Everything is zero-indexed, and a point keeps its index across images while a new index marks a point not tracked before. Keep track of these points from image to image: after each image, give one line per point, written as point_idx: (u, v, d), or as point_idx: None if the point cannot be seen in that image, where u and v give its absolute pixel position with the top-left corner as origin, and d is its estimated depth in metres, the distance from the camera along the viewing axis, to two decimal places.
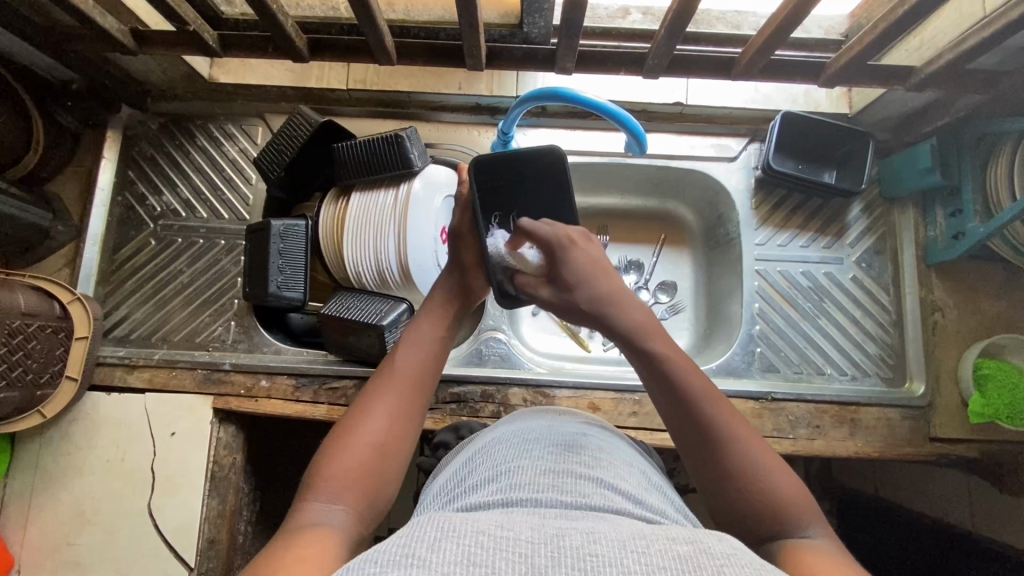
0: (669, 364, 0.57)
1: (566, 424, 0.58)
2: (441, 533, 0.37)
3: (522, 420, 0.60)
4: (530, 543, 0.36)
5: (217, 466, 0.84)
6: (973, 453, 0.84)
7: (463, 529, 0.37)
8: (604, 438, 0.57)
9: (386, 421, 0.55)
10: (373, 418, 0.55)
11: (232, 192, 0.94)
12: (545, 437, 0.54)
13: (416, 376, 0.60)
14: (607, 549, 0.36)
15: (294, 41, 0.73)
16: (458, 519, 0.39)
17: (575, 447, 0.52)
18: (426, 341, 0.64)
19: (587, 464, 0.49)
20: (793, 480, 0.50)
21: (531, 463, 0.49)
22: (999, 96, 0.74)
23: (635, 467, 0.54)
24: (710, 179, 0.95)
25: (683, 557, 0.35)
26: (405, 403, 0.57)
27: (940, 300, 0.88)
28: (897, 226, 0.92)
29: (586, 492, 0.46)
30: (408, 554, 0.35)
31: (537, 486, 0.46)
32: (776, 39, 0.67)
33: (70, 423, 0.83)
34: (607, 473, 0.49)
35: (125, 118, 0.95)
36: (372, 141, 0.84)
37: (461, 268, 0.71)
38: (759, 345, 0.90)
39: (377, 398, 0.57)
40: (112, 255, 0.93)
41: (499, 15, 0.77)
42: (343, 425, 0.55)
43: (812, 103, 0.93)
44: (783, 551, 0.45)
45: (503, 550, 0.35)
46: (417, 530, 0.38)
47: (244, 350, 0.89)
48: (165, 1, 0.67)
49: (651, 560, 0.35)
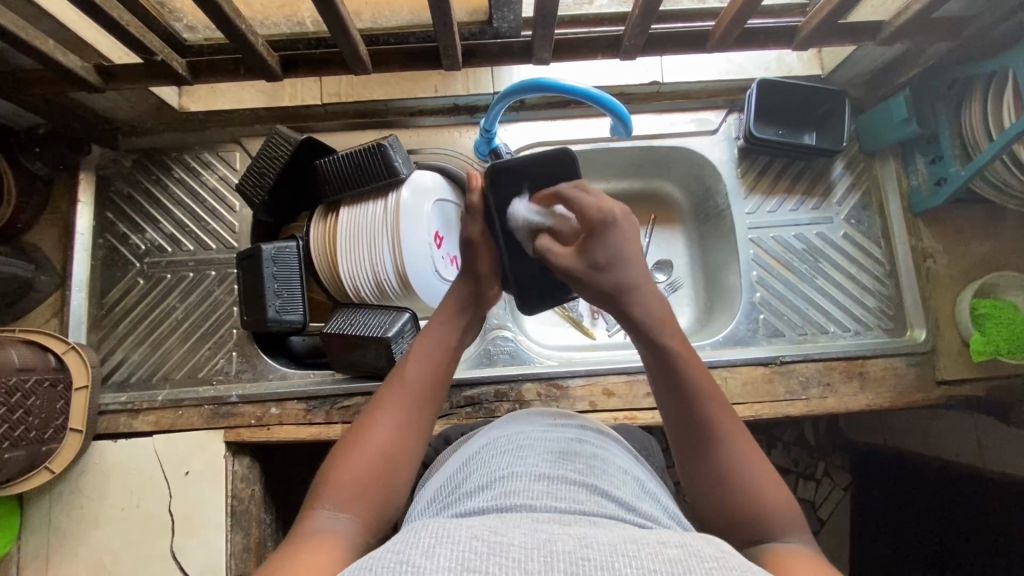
0: (681, 367, 0.57)
1: (560, 429, 0.59)
2: (436, 539, 0.39)
3: (520, 423, 0.61)
4: (523, 548, 0.38)
5: (236, 500, 0.82)
6: (981, 390, 0.86)
7: (459, 535, 0.39)
8: (600, 442, 0.58)
9: (396, 427, 0.56)
10: (382, 426, 0.55)
11: (217, 221, 0.92)
12: (540, 443, 0.55)
13: (425, 386, 0.60)
14: (599, 554, 0.37)
15: (265, 59, 0.72)
16: (453, 526, 0.40)
17: (571, 454, 0.53)
18: (435, 348, 0.63)
19: (581, 472, 0.51)
20: (778, 486, 0.51)
21: (526, 469, 0.50)
22: (964, 41, 0.76)
23: (629, 474, 0.55)
24: (693, 154, 0.96)
25: (674, 560, 0.37)
26: (414, 410, 0.58)
27: (930, 247, 0.90)
28: (880, 179, 0.94)
29: (581, 499, 0.47)
30: (403, 561, 0.36)
31: (532, 492, 0.47)
32: (747, 9, 0.68)
33: (80, 475, 0.81)
34: (602, 479, 0.51)
35: (97, 158, 0.92)
36: (356, 154, 0.83)
37: (476, 278, 0.70)
38: (762, 312, 0.91)
39: (386, 404, 0.57)
40: (101, 299, 0.90)
41: (467, 12, 0.76)
42: (354, 431, 0.56)
43: (785, 68, 0.95)
44: (766, 554, 0.47)
45: (497, 555, 0.37)
46: (412, 536, 0.40)
47: (249, 379, 0.88)
48: (131, 34, 0.66)
49: (643, 563, 0.36)
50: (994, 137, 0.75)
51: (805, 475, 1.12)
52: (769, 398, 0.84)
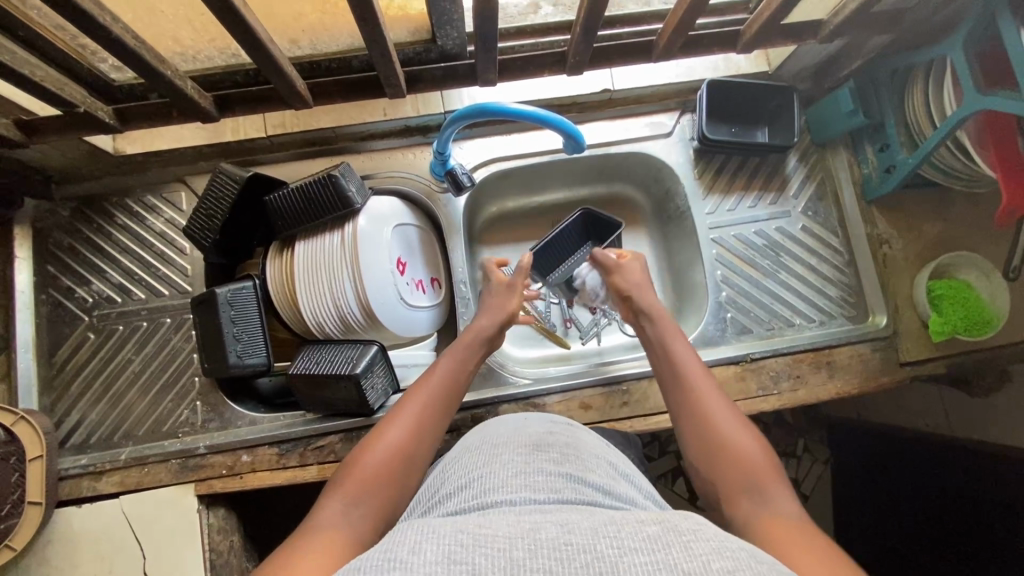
0: (671, 348, 0.69)
1: (531, 425, 0.59)
2: (421, 536, 0.38)
3: (502, 424, 0.62)
4: (508, 537, 0.38)
5: (215, 553, 0.80)
6: (942, 368, 0.88)
7: (444, 529, 0.39)
8: (569, 432, 0.59)
9: (405, 436, 0.58)
10: (395, 433, 0.58)
11: (168, 266, 0.89)
12: (514, 439, 0.55)
13: (436, 399, 0.64)
14: (582, 538, 0.38)
15: (197, 102, 0.69)
16: (436, 522, 0.40)
17: (544, 445, 0.54)
18: (453, 375, 0.68)
19: (556, 461, 0.51)
20: (766, 454, 0.55)
21: (502, 464, 0.50)
22: (903, 34, 0.77)
23: (600, 458, 0.56)
24: (650, 159, 0.96)
25: (653, 538, 0.37)
26: (426, 423, 0.61)
27: (885, 233, 0.92)
28: (833, 169, 0.95)
29: (558, 486, 0.47)
30: (390, 558, 0.36)
31: (510, 485, 0.47)
32: (688, 20, 0.67)
33: (46, 547, 0.77)
34: (576, 465, 0.51)
35: (31, 210, 0.88)
36: (306, 187, 0.80)
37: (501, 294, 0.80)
38: (729, 311, 0.92)
39: (403, 415, 0.61)
40: (50, 359, 0.86)
41: (409, 33, 0.73)
42: (369, 437, 0.59)
43: (734, 67, 0.96)
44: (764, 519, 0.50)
45: (483, 546, 0.37)
46: (398, 536, 0.39)
47: (217, 428, 0.85)
48: (47, 91, 0.62)
49: (624, 543, 0.37)
50: (938, 125, 0.76)
51: (787, 453, 1.20)
52: (742, 396, 0.86)
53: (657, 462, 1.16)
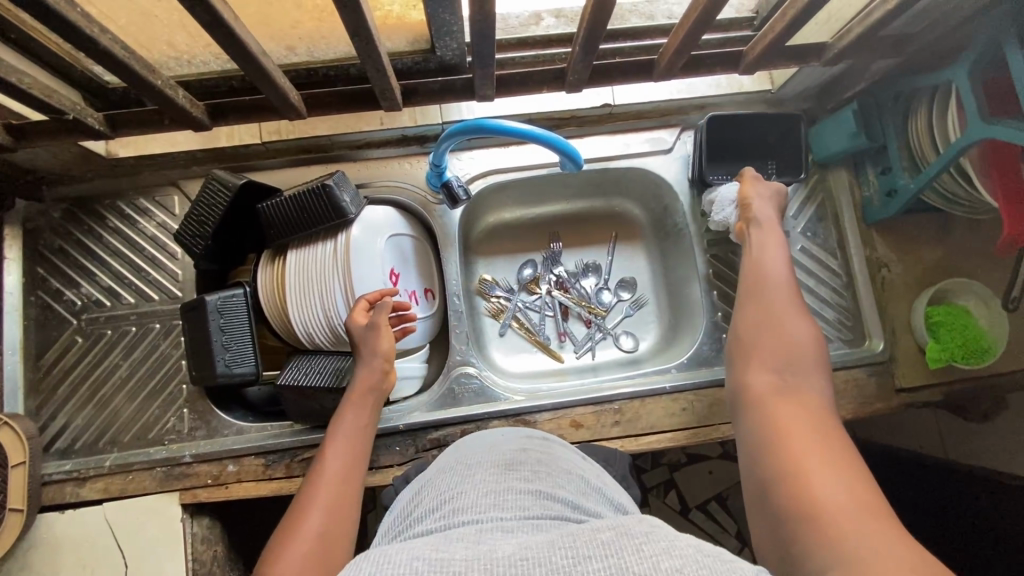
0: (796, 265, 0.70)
1: (504, 443, 0.58)
2: (377, 567, 0.35)
3: (467, 447, 0.61)
4: (465, 560, 0.36)
5: (198, 563, 0.79)
6: (937, 396, 0.87)
7: (399, 558, 0.36)
8: (544, 449, 0.58)
9: (325, 516, 0.56)
10: (313, 516, 0.55)
11: (158, 270, 0.88)
12: (486, 459, 0.54)
13: (346, 469, 0.62)
14: (537, 552, 0.36)
15: (189, 112, 0.68)
16: (393, 550, 0.37)
17: (515, 464, 0.52)
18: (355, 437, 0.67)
19: (528, 479, 0.49)
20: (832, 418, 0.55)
21: (473, 485, 0.49)
22: (909, 58, 0.76)
23: (573, 473, 0.55)
24: (649, 174, 0.95)
25: (606, 543, 0.36)
26: (341, 499, 0.58)
27: (884, 257, 0.91)
28: (834, 191, 0.94)
29: (526, 503, 0.46)
30: None
31: (479, 506, 0.45)
32: (691, 40, 0.66)
33: (27, 554, 0.77)
34: (548, 482, 0.50)
35: (22, 210, 0.87)
36: (300, 195, 0.79)
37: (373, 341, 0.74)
38: (725, 331, 0.91)
39: (316, 498, 0.57)
40: (37, 361, 0.85)
41: (407, 42, 0.72)
42: (284, 527, 0.55)
43: (737, 84, 0.93)
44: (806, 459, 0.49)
45: (439, 571, 0.34)
46: (352, 568, 0.37)
47: (203, 437, 0.84)
48: (36, 98, 0.61)
49: (578, 552, 0.36)
50: (941, 151, 0.75)
51: None
52: None
53: (649, 475, 1.15)
